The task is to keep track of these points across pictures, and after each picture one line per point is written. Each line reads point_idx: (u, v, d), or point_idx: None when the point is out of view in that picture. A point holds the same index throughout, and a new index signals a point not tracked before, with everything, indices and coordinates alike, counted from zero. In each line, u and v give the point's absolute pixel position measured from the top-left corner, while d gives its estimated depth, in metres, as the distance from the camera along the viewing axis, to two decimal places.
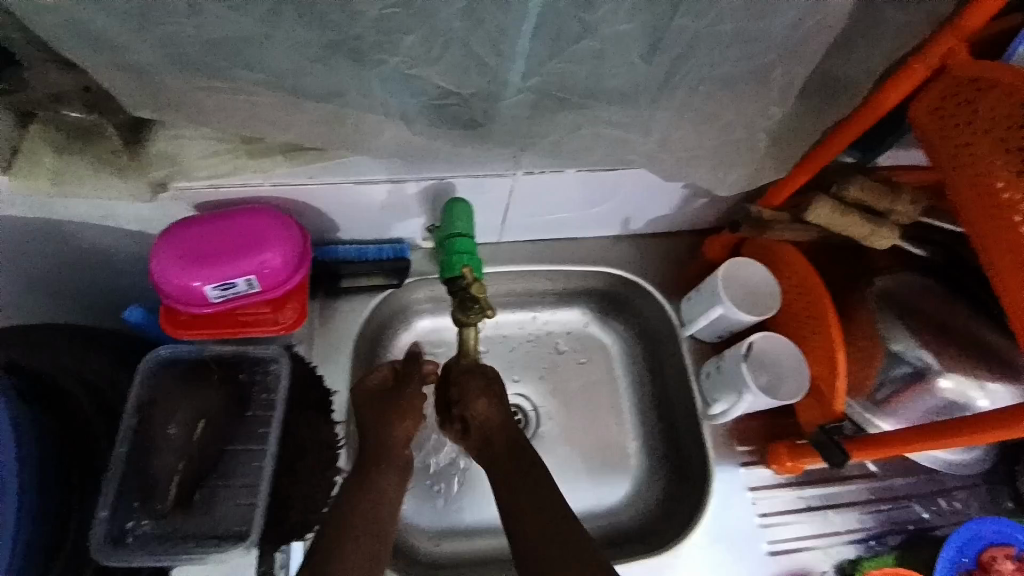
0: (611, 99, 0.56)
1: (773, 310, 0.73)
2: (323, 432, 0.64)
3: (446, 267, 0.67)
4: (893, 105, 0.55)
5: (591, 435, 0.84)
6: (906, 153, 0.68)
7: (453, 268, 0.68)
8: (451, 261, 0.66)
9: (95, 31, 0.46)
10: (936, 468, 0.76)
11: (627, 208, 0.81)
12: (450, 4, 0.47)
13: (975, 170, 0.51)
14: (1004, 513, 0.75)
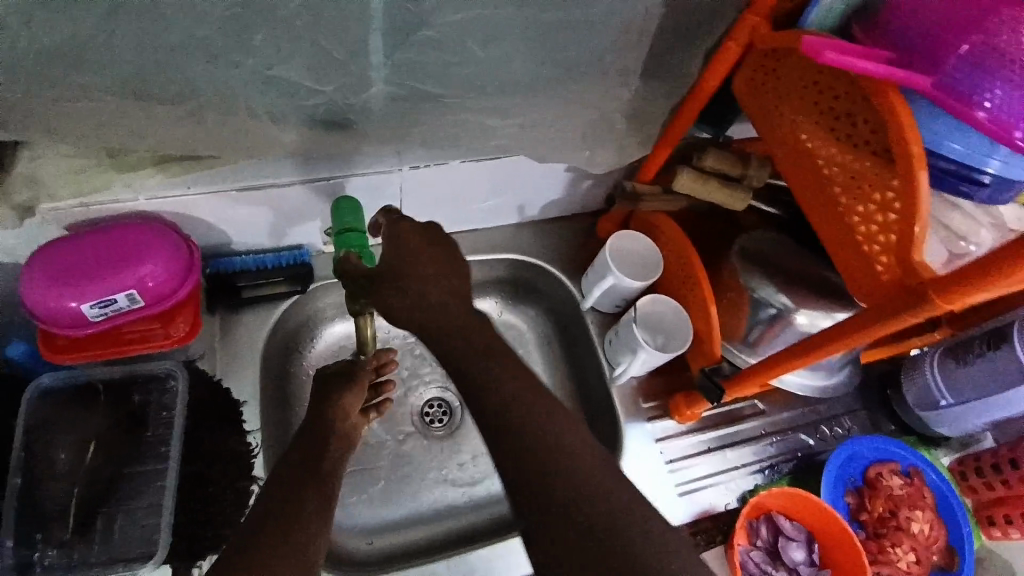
0: (462, 85, 0.56)
1: (654, 277, 0.81)
2: (233, 441, 0.66)
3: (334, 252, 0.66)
4: (714, 86, 0.62)
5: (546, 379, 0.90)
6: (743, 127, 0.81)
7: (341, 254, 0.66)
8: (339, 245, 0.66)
9: None
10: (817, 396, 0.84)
11: (520, 197, 0.86)
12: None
13: (785, 128, 0.57)
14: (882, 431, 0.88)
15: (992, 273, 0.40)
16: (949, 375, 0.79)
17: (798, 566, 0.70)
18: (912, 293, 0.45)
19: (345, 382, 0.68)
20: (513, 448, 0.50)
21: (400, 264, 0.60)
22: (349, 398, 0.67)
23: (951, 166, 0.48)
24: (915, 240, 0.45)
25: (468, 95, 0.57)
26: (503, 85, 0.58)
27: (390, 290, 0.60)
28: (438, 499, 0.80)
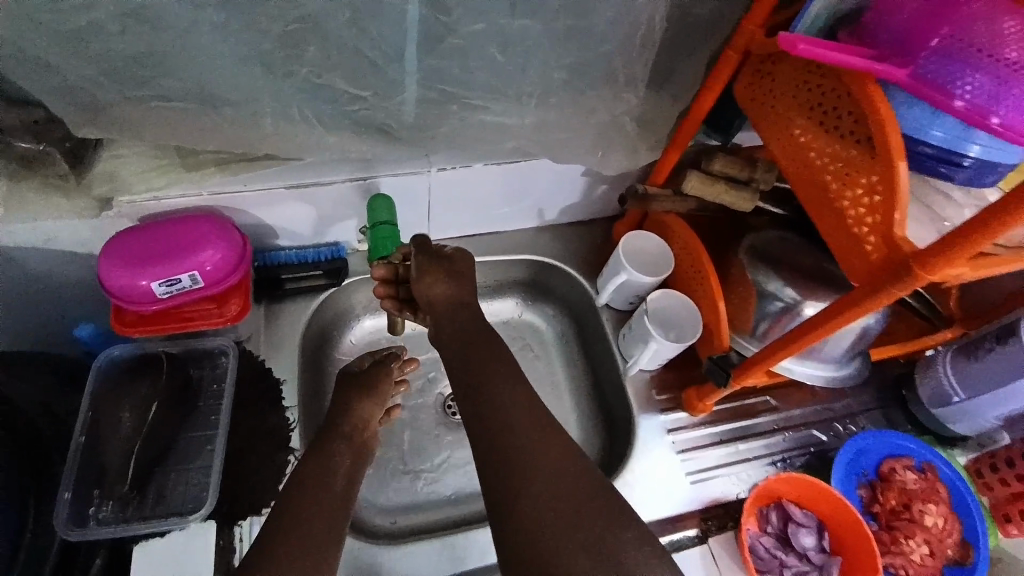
0: (482, 88, 0.63)
1: (665, 274, 0.86)
2: (271, 418, 0.72)
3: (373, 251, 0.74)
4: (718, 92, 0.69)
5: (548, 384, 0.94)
6: (747, 134, 0.87)
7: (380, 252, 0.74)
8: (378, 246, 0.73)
9: (36, 56, 0.51)
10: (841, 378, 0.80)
11: (538, 201, 0.92)
12: (337, 16, 0.53)
13: (781, 124, 0.62)
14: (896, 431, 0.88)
15: (969, 243, 0.44)
16: (961, 374, 0.79)
17: (809, 553, 0.70)
18: (895, 267, 0.49)
19: (361, 386, 0.75)
20: (501, 419, 0.60)
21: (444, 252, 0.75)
22: (364, 409, 0.73)
23: (932, 149, 0.51)
24: (898, 219, 0.49)
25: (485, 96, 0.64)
26: (519, 89, 0.65)
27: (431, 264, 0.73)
28: (456, 484, 0.84)
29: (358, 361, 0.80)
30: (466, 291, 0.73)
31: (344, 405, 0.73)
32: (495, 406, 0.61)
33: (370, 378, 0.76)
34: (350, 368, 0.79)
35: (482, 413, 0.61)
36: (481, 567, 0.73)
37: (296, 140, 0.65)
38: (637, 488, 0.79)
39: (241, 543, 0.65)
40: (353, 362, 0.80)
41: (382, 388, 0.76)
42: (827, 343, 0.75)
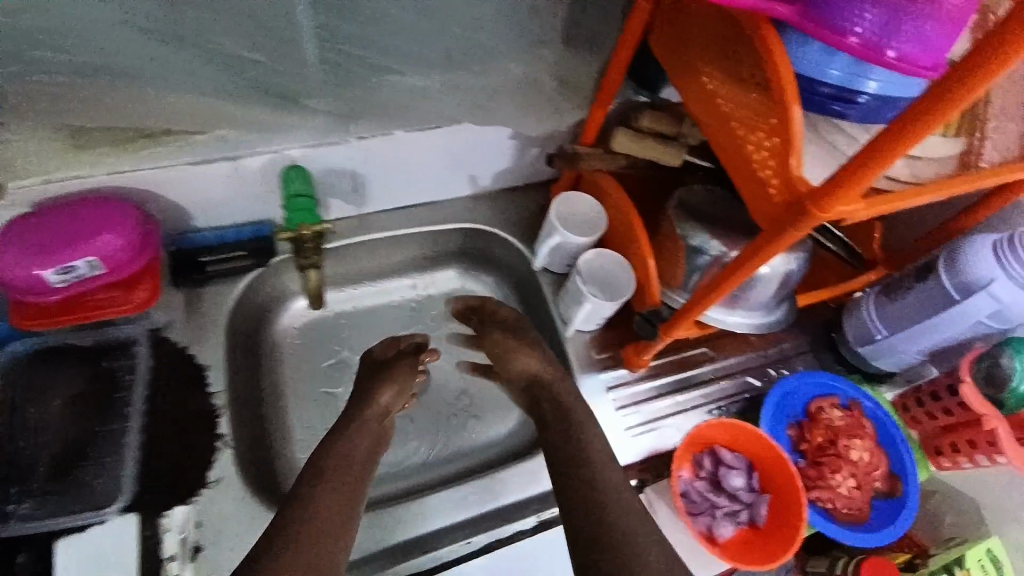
0: (384, 50, 0.62)
1: (599, 232, 0.85)
2: (199, 403, 0.71)
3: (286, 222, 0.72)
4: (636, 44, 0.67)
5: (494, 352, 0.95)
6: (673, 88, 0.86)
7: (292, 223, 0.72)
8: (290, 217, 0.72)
9: None
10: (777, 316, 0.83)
11: (470, 167, 0.90)
12: None
13: (691, 71, 0.62)
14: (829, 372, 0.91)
15: (855, 180, 0.45)
16: (883, 312, 0.81)
17: (739, 492, 0.73)
18: (793, 207, 0.50)
19: (380, 373, 0.77)
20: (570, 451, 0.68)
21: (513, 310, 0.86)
22: (386, 394, 0.74)
23: (828, 87, 0.51)
24: (796, 158, 0.49)
25: (383, 56, 0.62)
26: (425, 50, 0.63)
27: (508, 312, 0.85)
28: (419, 451, 0.86)
29: (382, 349, 0.82)
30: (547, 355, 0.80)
31: (366, 393, 0.74)
32: (579, 444, 0.68)
33: (391, 367, 0.78)
34: (374, 356, 0.81)
35: (564, 439, 0.70)
36: (433, 532, 0.76)
37: (196, 108, 0.62)
38: None
39: (172, 531, 0.64)
40: (375, 352, 0.81)
41: (401, 377, 0.77)
42: (751, 289, 0.77)
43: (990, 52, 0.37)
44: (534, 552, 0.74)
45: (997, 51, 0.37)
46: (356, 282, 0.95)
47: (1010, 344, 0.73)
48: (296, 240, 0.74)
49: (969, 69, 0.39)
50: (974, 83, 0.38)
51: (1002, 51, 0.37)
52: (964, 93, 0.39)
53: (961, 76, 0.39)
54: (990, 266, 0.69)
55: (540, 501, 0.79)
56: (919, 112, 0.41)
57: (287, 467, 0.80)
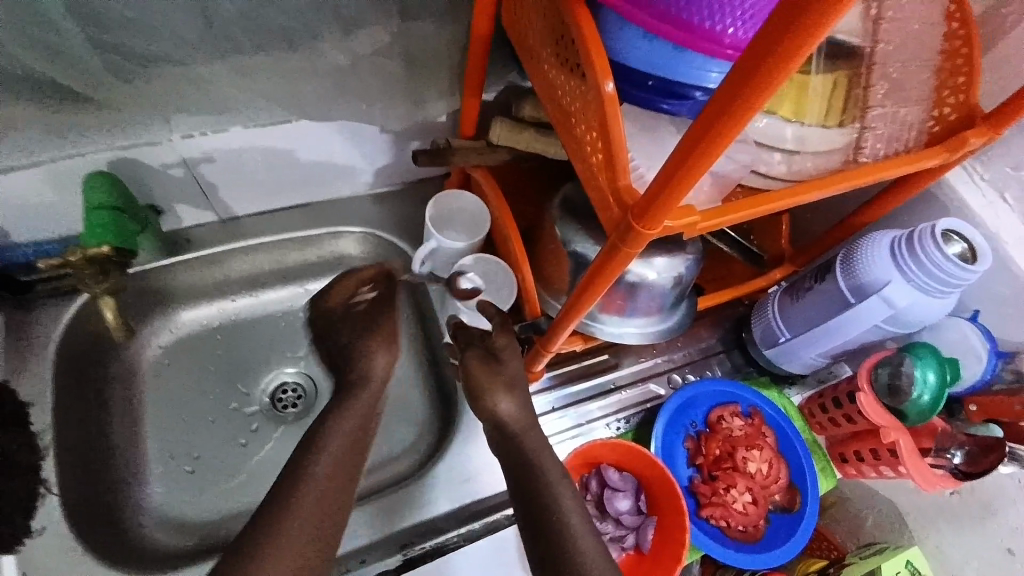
0: (147, 35, 0.55)
1: (481, 234, 0.77)
2: (13, 446, 0.65)
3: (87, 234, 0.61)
4: (485, 26, 0.61)
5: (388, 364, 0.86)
6: None
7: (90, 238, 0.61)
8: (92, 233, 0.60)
9: None
10: (671, 324, 0.74)
11: (347, 164, 0.80)
12: None
13: (536, 59, 0.54)
14: (746, 375, 0.84)
15: (668, 194, 0.38)
16: (785, 312, 0.75)
17: (622, 516, 0.68)
18: (622, 221, 0.43)
19: (368, 325, 0.69)
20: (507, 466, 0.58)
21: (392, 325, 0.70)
22: (379, 359, 0.67)
23: (653, 80, 0.45)
24: (623, 167, 0.43)
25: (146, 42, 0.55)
26: (226, 25, 0.57)
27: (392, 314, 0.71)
28: None
29: (338, 296, 0.71)
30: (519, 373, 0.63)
31: (362, 349, 0.67)
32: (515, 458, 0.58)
33: (375, 315, 0.70)
34: (333, 302, 0.70)
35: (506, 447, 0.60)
36: None
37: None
38: (471, 464, 0.75)
39: None
40: (338, 289, 0.71)
41: (390, 334, 0.69)
42: (637, 296, 0.69)
43: (766, 55, 0.30)
44: (462, 565, 0.69)
45: (770, 56, 0.30)
46: (232, 293, 0.86)
47: (910, 352, 0.65)
48: (67, 266, 0.63)
49: (752, 68, 0.31)
50: (757, 92, 0.31)
51: (778, 55, 0.29)
52: (756, 96, 0.32)
53: (742, 83, 0.31)
54: (885, 268, 0.63)
55: (412, 534, 0.71)
56: (711, 123, 0.34)
57: (134, 498, 0.74)
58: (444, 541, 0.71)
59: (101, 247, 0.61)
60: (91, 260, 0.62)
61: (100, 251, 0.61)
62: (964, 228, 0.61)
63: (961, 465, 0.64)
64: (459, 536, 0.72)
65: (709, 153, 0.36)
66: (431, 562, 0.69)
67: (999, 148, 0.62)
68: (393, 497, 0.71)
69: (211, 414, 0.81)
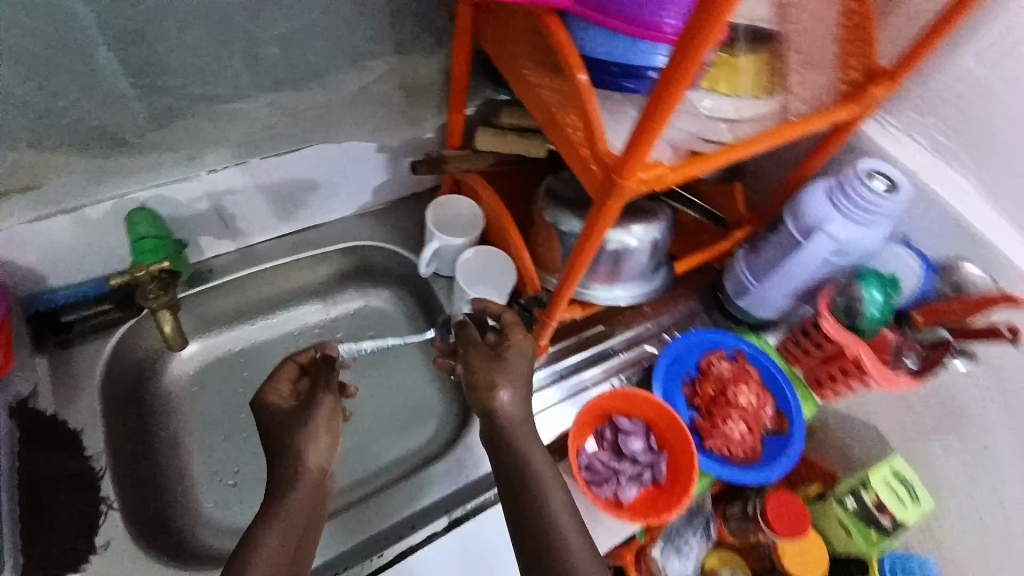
0: (193, 76, 0.67)
1: (478, 230, 0.86)
2: (72, 465, 0.70)
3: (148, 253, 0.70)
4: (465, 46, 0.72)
5: (402, 364, 0.93)
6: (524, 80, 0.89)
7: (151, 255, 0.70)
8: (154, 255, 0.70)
9: None
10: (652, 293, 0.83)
11: (348, 185, 0.89)
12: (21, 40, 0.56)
13: (515, 64, 0.64)
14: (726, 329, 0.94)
15: (641, 146, 0.48)
16: (751, 262, 0.86)
17: (638, 456, 0.75)
18: (606, 177, 0.52)
19: (301, 420, 0.62)
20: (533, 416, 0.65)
21: (322, 421, 0.62)
22: (312, 454, 0.60)
23: (617, 65, 0.54)
24: (601, 137, 0.52)
25: (196, 82, 0.67)
26: (260, 64, 0.70)
27: (321, 415, 0.62)
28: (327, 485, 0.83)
29: (278, 396, 0.65)
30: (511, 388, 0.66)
31: (292, 444, 0.60)
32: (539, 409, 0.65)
33: (308, 413, 0.62)
34: (271, 396, 0.65)
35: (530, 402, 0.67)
36: (337, 557, 0.71)
37: (31, 159, 0.64)
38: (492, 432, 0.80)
39: None
40: (276, 386, 0.66)
41: (325, 429, 0.62)
42: (623, 263, 0.79)
43: (702, 20, 0.40)
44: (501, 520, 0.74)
45: (705, 20, 0.40)
46: (250, 318, 0.92)
47: (860, 277, 0.75)
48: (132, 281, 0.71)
49: (694, 32, 0.41)
50: (698, 50, 0.41)
51: (711, 19, 0.39)
52: (697, 54, 0.41)
53: (686, 44, 0.41)
54: (827, 208, 0.73)
55: (450, 501, 0.76)
56: (668, 80, 0.44)
57: (184, 511, 0.78)
58: (483, 501, 0.76)
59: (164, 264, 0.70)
60: (155, 276, 0.72)
61: (163, 266, 0.70)
62: (888, 169, 0.72)
63: (916, 367, 0.73)
64: (498, 494, 0.76)
65: (666, 111, 0.45)
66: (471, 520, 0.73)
67: (903, 96, 0.73)
68: (426, 474, 0.77)
69: (244, 428, 0.85)
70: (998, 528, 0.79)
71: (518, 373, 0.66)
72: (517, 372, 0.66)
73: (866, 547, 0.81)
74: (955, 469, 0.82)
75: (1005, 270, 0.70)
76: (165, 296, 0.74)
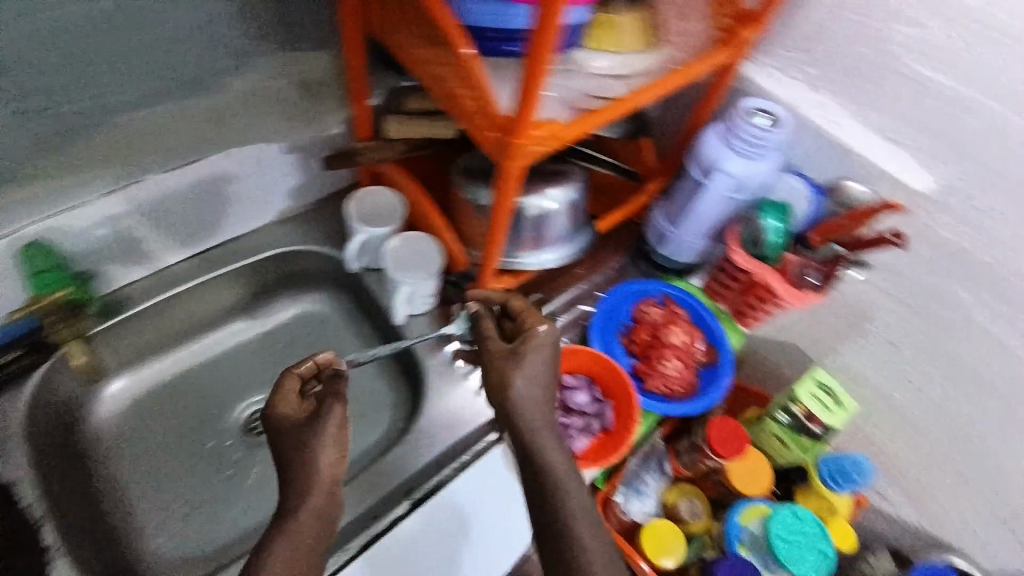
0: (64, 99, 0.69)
1: (401, 217, 0.84)
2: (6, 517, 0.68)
3: (42, 283, 0.72)
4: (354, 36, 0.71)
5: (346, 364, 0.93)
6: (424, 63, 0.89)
7: (46, 285, 0.72)
8: (49, 280, 0.72)
9: None
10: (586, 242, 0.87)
11: (260, 192, 0.87)
12: None
13: (404, 48, 0.65)
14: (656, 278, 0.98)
15: (528, 101, 0.50)
16: (667, 209, 0.91)
17: (584, 407, 0.79)
18: (502, 140, 0.54)
19: (308, 434, 0.61)
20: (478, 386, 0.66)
21: (334, 434, 0.62)
22: (322, 465, 0.60)
23: (493, 32, 0.57)
24: (491, 104, 0.54)
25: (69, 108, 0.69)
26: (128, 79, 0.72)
27: (330, 428, 0.62)
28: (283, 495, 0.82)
29: (289, 407, 0.64)
30: (539, 382, 0.65)
31: (303, 457, 0.60)
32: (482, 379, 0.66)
33: (315, 426, 0.62)
34: (280, 410, 0.63)
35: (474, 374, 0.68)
36: None
37: None
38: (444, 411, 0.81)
39: None
40: (285, 400, 0.64)
41: (336, 441, 0.61)
42: (546, 226, 0.82)
43: None
44: (463, 492, 0.75)
45: None
46: (181, 343, 0.90)
47: (759, 208, 0.81)
48: (35, 312, 0.74)
49: None
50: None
51: None
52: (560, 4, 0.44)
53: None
54: (721, 148, 0.79)
55: (413, 482, 0.77)
56: (541, 33, 0.46)
57: (138, 548, 0.76)
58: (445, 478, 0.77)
59: (56, 293, 0.73)
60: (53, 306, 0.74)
61: (58, 295, 0.73)
62: (768, 105, 0.78)
63: (819, 282, 0.78)
64: (454, 469, 0.78)
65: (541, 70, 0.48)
66: (434, 497, 0.74)
67: (778, 34, 0.78)
68: (384, 463, 0.77)
69: (192, 452, 0.83)
70: (910, 405, 0.89)
71: (539, 370, 0.65)
72: (536, 367, 0.65)
73: (800, 454, 0.89)
74: (872, 366, 0.90)
75: (886, 182, 0.76)
76: (75, 325, 0.77)
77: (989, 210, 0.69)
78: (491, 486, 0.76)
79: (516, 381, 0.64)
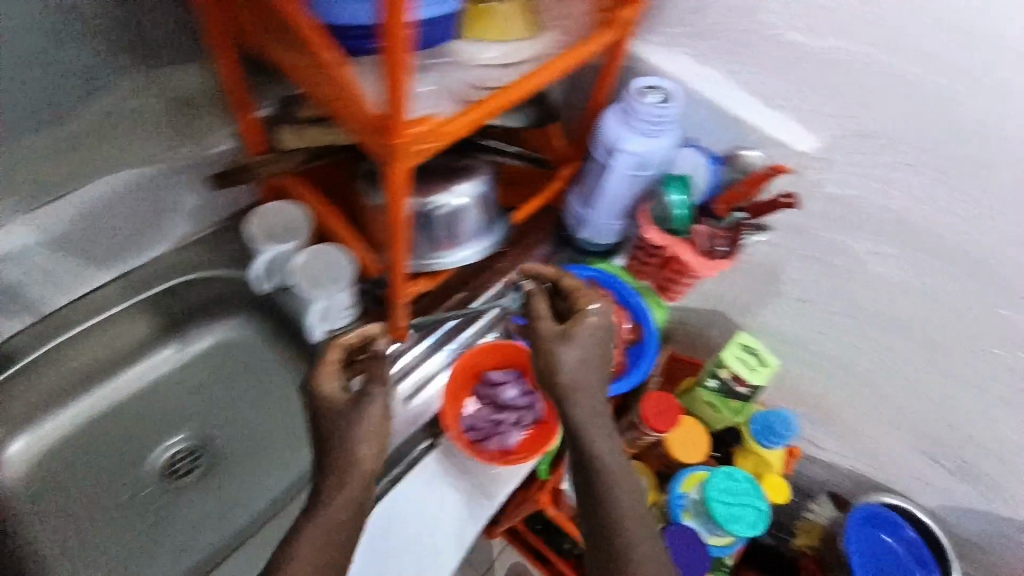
0: None
1: (305, 229, 0.80)
2: None
3: None
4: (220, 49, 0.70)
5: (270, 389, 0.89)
6: None
7: None
8: None
9: None
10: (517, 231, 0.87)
11: (152, 220, 0.83)
12: None
13: (275, 58, 0.63)
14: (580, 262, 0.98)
15: (395, 98, 0.48)
16: (581, 193, 0.91)
17: (516, 402, 0.78)
18: (379, 140, 0.52)
19: (348, 419, 0.63)
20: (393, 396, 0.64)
21: (374, 419, 0.63)
22: (363, 454, 0.62)
23: (355, 30, 0.54)
24: (361, 105, 0.52)
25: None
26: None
27: (370, 413, 0.63)
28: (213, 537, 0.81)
29: (332, 386, 0.65)
30: (588, 366, 0.67)
31: (343, 443, 0.62)
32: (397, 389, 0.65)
33: (356, 411, 0.63)
34: (322, 389, 0.65)
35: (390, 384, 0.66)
36: None
37: None
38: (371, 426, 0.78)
39: None
40: (328, 380, 0.65)
41: (379, 426, 0.63)
42: (461, 222, 0.81)
43: None
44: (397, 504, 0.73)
45: None
46: (85, 390, 0.84)
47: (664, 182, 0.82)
48: None
49: None
50: None
51: None
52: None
53: None
54: (620, 128, 0.80)
55: None
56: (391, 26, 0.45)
57: None
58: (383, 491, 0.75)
59: None
60: None
61: None
62: (658, 83, 0.79)
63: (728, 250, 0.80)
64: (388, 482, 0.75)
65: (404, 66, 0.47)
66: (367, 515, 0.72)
67: (660, 10, 0.79)
68: None
69: (110, 506, 0.80)
70: (829, 354, 0.94)
71: (587, 350, 0.67)
72: (585, 349, 0.67)
73: (732, 416, 0.92)
74: (791, 322, 0.94)
75: (776, 146, 0.78)
76: None
77: (868, 162, 0.73)
78: (426, 495, 0.75)
79: (563, 360, 0.65)
